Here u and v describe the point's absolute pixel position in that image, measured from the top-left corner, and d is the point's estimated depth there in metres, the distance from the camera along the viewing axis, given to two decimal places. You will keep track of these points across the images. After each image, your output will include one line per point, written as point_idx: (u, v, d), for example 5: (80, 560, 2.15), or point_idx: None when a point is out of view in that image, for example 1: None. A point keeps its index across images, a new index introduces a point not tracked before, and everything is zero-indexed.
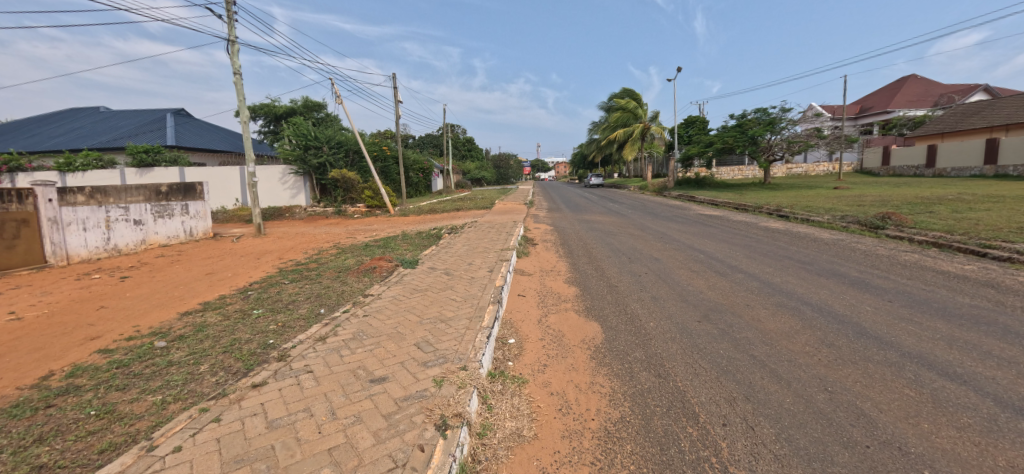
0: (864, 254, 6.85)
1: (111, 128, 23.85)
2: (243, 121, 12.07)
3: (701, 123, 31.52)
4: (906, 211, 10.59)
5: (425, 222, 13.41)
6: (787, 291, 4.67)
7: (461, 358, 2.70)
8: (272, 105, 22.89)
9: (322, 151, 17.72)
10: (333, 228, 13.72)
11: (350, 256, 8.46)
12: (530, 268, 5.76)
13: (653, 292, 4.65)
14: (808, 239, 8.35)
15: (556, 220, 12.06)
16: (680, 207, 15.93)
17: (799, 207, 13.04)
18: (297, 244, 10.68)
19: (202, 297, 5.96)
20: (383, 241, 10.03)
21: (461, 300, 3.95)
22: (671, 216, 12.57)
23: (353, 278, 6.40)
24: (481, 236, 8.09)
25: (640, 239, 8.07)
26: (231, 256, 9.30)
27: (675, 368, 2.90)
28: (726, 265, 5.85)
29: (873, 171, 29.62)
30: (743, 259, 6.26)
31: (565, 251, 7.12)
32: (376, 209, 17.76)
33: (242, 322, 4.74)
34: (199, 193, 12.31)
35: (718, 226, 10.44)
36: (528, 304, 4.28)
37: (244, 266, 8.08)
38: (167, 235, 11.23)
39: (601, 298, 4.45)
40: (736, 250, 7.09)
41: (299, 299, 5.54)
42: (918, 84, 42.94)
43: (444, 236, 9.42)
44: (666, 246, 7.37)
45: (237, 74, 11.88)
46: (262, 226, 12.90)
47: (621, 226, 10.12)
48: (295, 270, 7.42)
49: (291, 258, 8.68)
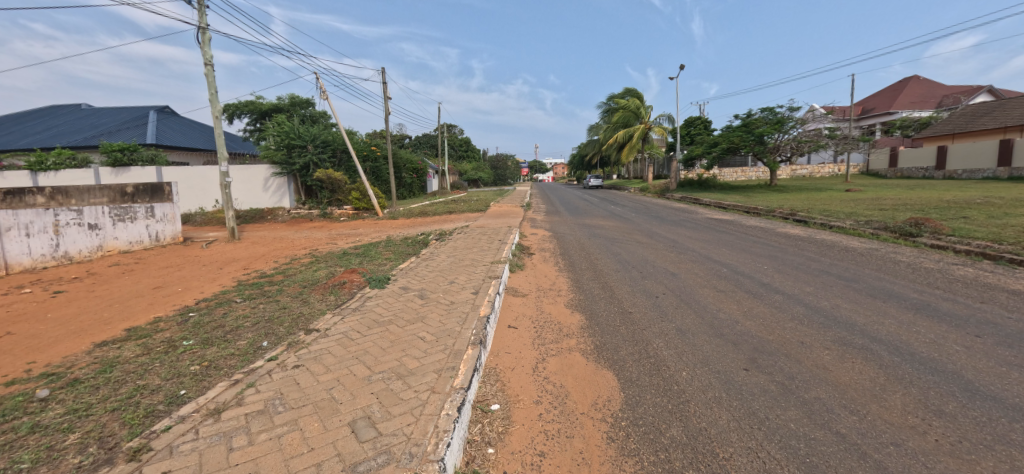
0: (910, 268, 5.94)
1: (90, 127, 22.77)
2: (215, 117, 11.08)
3: (704, 123, 30.70)
4: (937, 216, 9.70)
5: (414, 227, 12.44)
6: (846, 322, 3.74)
7: (412, 456, 1.75)
8: (258, 102, 21.93)
9: (307, 150, 16.70)
10: (316, 232, 12.74)
11: (323, 266, 7.50)
12: (526, 287, 4.82)
13: (680, 323, 3.69)
14: (838, 248, 7.43)
15: (555, 224, 11.10)
16: (686, 210, 15.05)
17: (815, 211, 12.16)
18: (269, 251, 9.68)
19: (135, 321, 4.98)
20: (364, 249, 9.05)
21: (431, 340, 2.99)
22: (679, 220, 11.64)
23: (317, 296, 5.42)
24: (470, 244, 7.14)
25: (651, 249, 7.12)
26: (192, 265, 8.32)
27: (737, 462, 1.93)
28: (757, 283, 4.93)
29: (881, 173, 28.88)
30: (776, 275, 5.34)
31: (566, 263, 6.18)
32: (364, 211, 16.77)
33: (163, 359, 3.76)
34: (168, 195, 11.26)
35: (732, 231, 9.53)
36: (521, 340, 3.34)
37: (202, 278, 7.09)
38: (129, 240, 10.23)
39: (612, 332, 3.50)
40: (763, 262, 6.14)
41: (246, 324, 4.58)
42: (921, 85, 42.22)
43: (431, 243, 8.47)
44: (681, 257, 6.45)
45: (207, 65, 10.92)
46: (236, 230, 11.82)
47: (627, 232, 9.20)
48: (256, 284, 6.45)
49: (258, 268, 7.71)
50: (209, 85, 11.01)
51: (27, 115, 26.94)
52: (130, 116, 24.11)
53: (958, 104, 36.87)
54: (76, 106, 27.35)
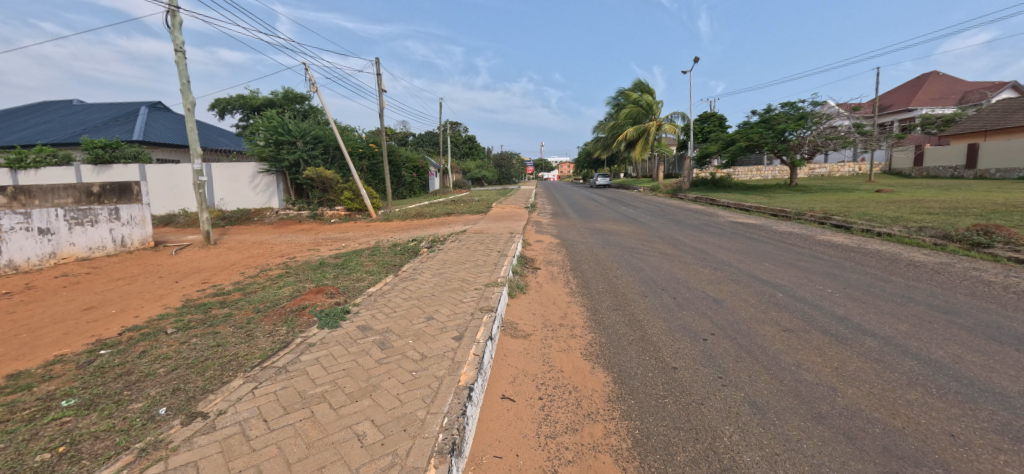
0: (1010, 292, 4.72)
1: (77, 123, 21.91)
2: (187, 109, 9.99)
3: (718, 120, 29.29)
4: (1001, 223, 8.39)
5: (407, 230, 11.30)
6: (994, 392, 2.55)
7: None
8: (250, 96, 20.97)
9: (297, 146, 15.50)
10: (301, 236, 11.67)
11: (292, 280, 6.42)
12: (528, 324, 3.66)
13: (753, 393, 2.52)
14: (901, 263, 6.21)
15: (563, 229, 9.96)
16: (706, 212, 13.81)
17: (853, 214, 10.87)
18: (240, 260, 8.61)
19: (27, 361, 3.90)
20: (344, 258, 7.91)
21: (375, 442, 1.85)
22: (700, 225, 10.45)
23: (265, 328, 4.26)
24: (463, 256, 5.99)
25: (680, 264, 5.93)
26: (148, 277, 7.26)
27: None
28: (831, 319, 3.77)
29: (904, 172, 27.42)
30: (849, 305, 4.16)
31: (578, 282, 5.04)
32: (357, 212, 15.65)
33: (11, 437, 2.64)
34: (136, 195, 10.25)
35: (766, 239, 8.33)
36: (521, 426, 2.20)
37: (147, 296, 6.01)
38: (89, 246, 9.18)
39: (656, 411, 2.33)
40: (822, 283, 4.94)
41: (158, 373, 3.47)
42: (940, 81, 40.47)
43: (419, 253, 7.38)
44: (719, 275, 5.27)
45: (178, 51, 9.82)
46: (211, 234, 10.68)
47: (646, 240, 8.05)
48: (205, 306, 5.35)
49: (217, 282, 6.62)
50: (180, 75, 9.91)
51: (17, 111, 26.15)
52: (120, 112, 23.24)
53: (984, 101, 35.05)
54: (69, 102, 26.70)
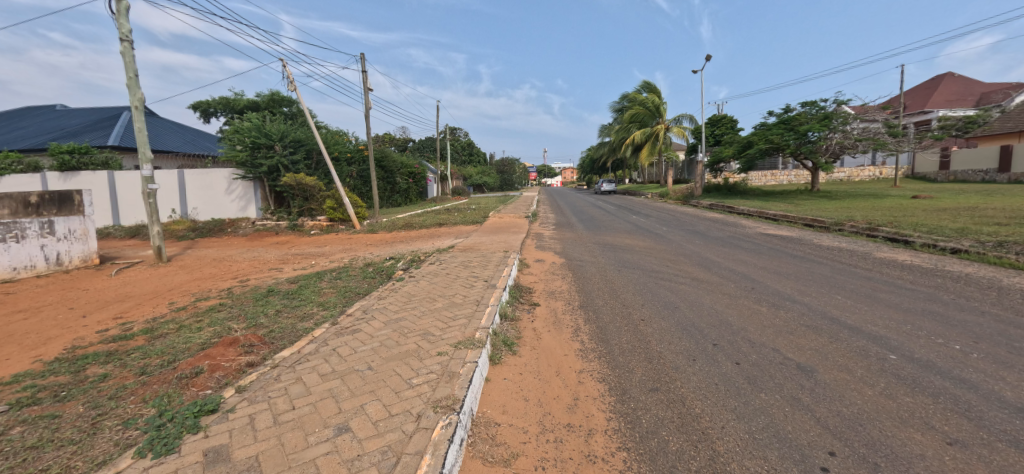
0: None
1: (54, 129, 20.74)
2: (135, 106, 8.66)
3: (730, 122, 27.82)
4: None
5: (389, 245, 9.86)
6: None
7: None
8: (233, 99, 19.76)
9: (275, 150, 14.15)
10: (271, 251, 10.29)
11: (221, 316, 5.00)
12: (514, 427, 2.22)
13: None
14: (1014, 294, 4.68)
15: (568, 244, 8.56)
16: (727, 222, 12.35)
17: (905, 226, 9.32)
18: (183, 283, 7.22)
19: None
20: (301, 282, 6.47)
21: None
22: (727, 238, 8.97)
23: (126, 411, 2.84)
24: (440, 289, 4.56)
25: (723, 298, 4.47)
26: (57, 308, 5.90)
27: None
28: (1013, 415, 2.27)
29: (929, 176, 25.75)
30: (1014, 382, 2.66)
31: (590, 332, 3.58)
32: (339, 223, 14.17)
33: None
34: (77, 206, 8.92)
35: (815, 257, 6.84)
36: None
37: (28, 340, 4.62)
38: (13, 265, 7.86)
39: None
40: (942, 336, 3.43)
41: None
42: (956, 82, 38.82)
43: (389, 279, 5.94)
44: (785, 319, 3.80)
45: (123, 40, 8.52)
46: (163, 250, 9.24)
47: (668, 259, 6.64)
48: (83, 360, 3.94)
49: (132, 318, 5.23)
50: (127, 68, 8.63)
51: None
52: (100, 117, 22.05)
53: (1006, 101, 33.24)
54: (51, 107, 25.59)
